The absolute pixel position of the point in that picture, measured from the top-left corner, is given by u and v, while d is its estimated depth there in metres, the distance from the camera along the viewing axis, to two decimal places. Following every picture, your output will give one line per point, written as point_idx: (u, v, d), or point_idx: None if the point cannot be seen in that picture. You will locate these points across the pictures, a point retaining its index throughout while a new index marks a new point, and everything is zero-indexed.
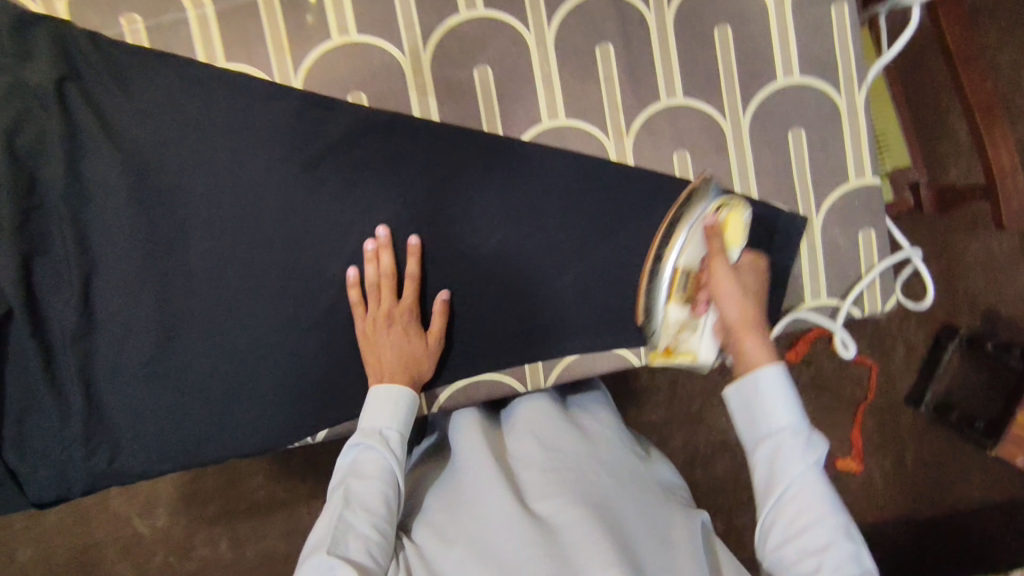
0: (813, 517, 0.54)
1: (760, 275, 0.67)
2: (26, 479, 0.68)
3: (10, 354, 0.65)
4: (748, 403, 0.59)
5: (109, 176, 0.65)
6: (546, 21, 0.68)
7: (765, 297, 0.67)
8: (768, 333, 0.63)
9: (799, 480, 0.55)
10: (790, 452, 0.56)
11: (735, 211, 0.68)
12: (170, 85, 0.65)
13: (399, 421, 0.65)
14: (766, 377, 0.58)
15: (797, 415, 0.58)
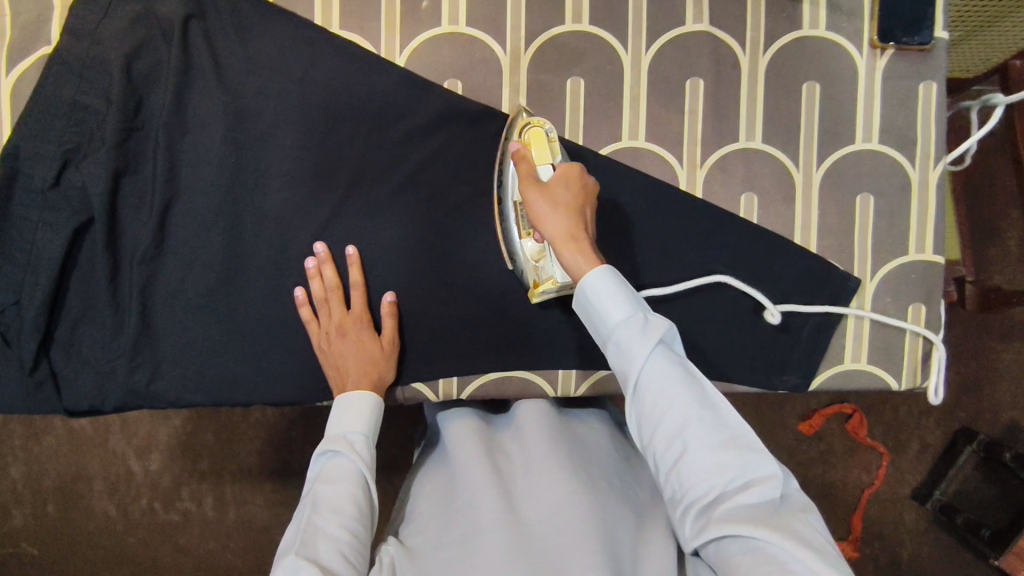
0: (666, 405, 0.53)
1: (574, 178, 0.61)
2: (63, 383, 0.69)
3: (83, 260, 0.68)
4: (586, 304, 0.57)
5: (209, 112, 0.68)
6: (644, 46, 0.70)
7: (587, 201, 0.61)
8: (589, 236, 0.59)
9: (649, 369, 0.54)
10: (632, 340, 0.55)
11: (538, 130, 0.65)
12: (284, 40, 0.68)
13: (363, 425, 0.65)
14: (591, 282, 0.56)
15: (633, 304, 0.56)
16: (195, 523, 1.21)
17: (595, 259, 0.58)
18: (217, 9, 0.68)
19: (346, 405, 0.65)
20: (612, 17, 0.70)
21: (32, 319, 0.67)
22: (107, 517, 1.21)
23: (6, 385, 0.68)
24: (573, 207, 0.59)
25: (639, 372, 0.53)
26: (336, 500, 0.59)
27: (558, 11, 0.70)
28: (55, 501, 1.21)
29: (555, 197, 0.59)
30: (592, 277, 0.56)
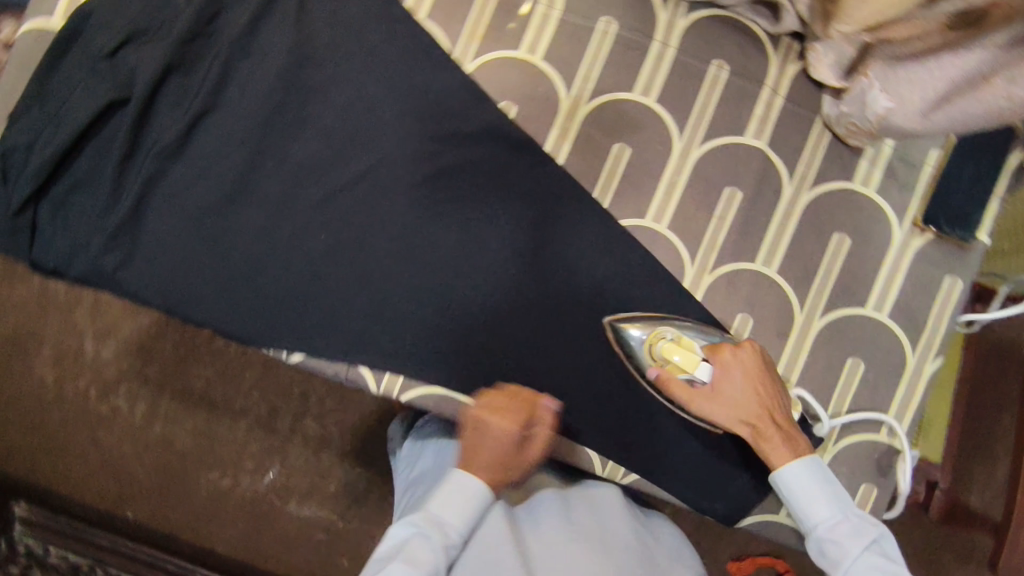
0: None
1: (729, 367, 0.66)
2: (37, 240, 0.69)
3: (104, 131, 0.68)
4: (789, 499, 0.67)
5: (275, 46, 0.70)
6: (699, 141, 0.71)
7: (760, 369, 0.67)
8: (774, 410, 0.67)
9: (854, 556, 0.63)
10: (845, 534, 0.64)
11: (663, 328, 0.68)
12: (371, 10, 0.71)
13: (462, 516, 0.66)
14: (796, 477, 0.65)
15: (835, 505, 0.65)
16: (119, 423, 1.22)
17: (779, 445, 0.66)
18: None
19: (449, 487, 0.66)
20: (678, 103, 0.71)
21: (32, 169, 0.67)
22: (41, 383, 1.22)
23: None
24: (762, 400, 0.66)
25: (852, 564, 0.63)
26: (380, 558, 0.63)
27: (631, 79, 0.71)
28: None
29: (726, 403, 0.67)
30: (799, 464, 0.66)
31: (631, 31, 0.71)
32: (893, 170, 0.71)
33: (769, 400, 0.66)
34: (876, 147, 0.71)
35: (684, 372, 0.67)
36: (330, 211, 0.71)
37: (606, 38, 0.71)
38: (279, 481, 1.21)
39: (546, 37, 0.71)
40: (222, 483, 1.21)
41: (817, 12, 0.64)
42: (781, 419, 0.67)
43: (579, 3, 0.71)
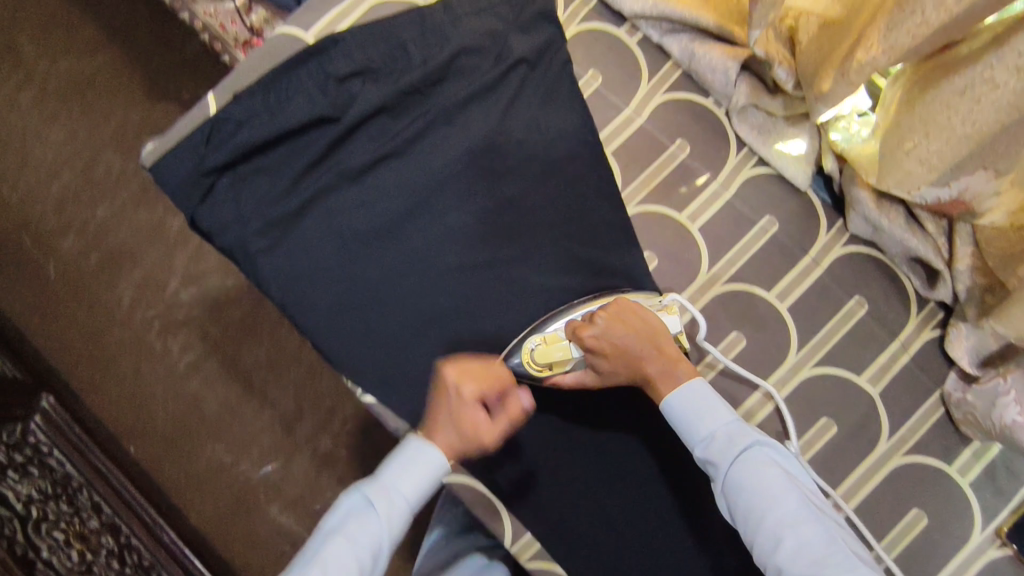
0: (758, 490, 0.58)
1: (585, 347, 0.65)
2: (207, 202, 0.75)
3: (303, 137, 0.76)
4: (675, 425, 0.64)
5: (473, 127, 0.76)
6: (813, 361, 0.72)
7: (615, 328, 0.65)
8: (615, 335, 0.65)
9: (735, 471, 0.60)
10: (721, 448, 0.61)
11: (534, 344, 0.68)
12: (568, 127, 0.76)
13: (419, 493, 0.58)
14: (676, 405, 0.63)
15: (716, 424, 0.62)
16: (169, 364, 1.28)
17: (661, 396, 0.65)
18: (544, 70, 0.76)
19: (405, 453, 0.59)
20: (809, 319, 0.72)
21: (235, 144, 0.73)
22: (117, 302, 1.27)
23: (175, 168, 0.74)
24: (629, 344, 0.65)
25: (734, 475, 0.59)
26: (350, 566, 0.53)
27: (773, 280, 0.73)
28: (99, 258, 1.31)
29: (615, 374, 0.66)
30: (679, 389, 0.64)
31: (790, 238, 0.73)
32: (994, 471, 0.70)
33: (642, 339, 0.65)
34: (983, 444, 0.70)
35: (568, 361, 0.68)
36: (456, 283, 0.74)
37: (764, 235, 0.74)
38: (274, 479, 1.24)
39: (709, 211, 0.74)
40: (224, 460, 1.24)
41: (975, 299, 0.66)
42: (664, 359, 0.65)
43: (752, 195, 0.74)
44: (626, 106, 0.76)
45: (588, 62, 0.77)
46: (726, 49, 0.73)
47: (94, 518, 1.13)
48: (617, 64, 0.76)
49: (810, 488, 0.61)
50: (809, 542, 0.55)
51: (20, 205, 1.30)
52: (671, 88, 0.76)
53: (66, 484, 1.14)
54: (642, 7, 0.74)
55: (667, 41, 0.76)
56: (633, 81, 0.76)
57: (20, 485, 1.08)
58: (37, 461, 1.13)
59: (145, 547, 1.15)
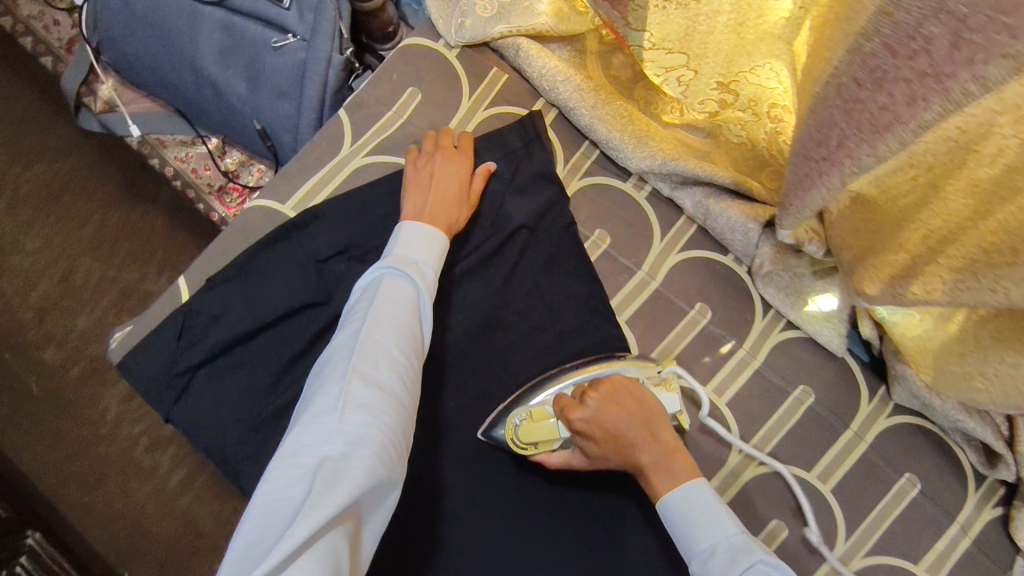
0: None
1: (578, 427, 0.57)
2: (181, 402, 0.68)
3: (286, 324, 0.69)
4: (673, 535, 0.55)
5: (471, 304, 0.67)
6: (865, 549, 0.64)
7: (608, 408, 0.58)
8: (607, 420, 0.57)
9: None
10: (719, 563, 0.51)
11: (523, 421, 0.61)
12: (576, 295, 0.68)
13: (433, 260, 0.61)
14: (672, 503, 0.54)
15: (717, 532, 0.52)
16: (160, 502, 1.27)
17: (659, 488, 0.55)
18: (546, 235, 0.69)
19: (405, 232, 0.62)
20: (855, 503, 0.65)
21: (212, 338, 0.68)
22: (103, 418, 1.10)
23: (151, 368, 0.68)
24: (623, 429, 0.57)
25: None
26: (390, 354, 0.52)
27: (812, 458, 0.66)
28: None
29: (605, 461, 0.58)
30: (678, 489, 0.54)
31: (828, 410, 0.67)
32: None
33: (638, 424, 0.57)
34: None
35: (554, 441, 0.61)
36: None
37: (798, 407, 0.67)
38: None
39: (736, 383, 0.68)
40: None
41: None
42: (663, 447, 0.57)
43: (782, 363, 0.68)
44: (638, 269, 0.70)
45: (594, 220, 0.70)
46: (743, 207, 0.66)
47: None
48: (626, 223, 0.70)
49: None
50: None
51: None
52: (686, 247, 0.70)
53: None
54: (650, 163, 0.67)
55: (679, 195, 0.69)
56: (645, 241, 0.70)
57: None
58: None
59: None
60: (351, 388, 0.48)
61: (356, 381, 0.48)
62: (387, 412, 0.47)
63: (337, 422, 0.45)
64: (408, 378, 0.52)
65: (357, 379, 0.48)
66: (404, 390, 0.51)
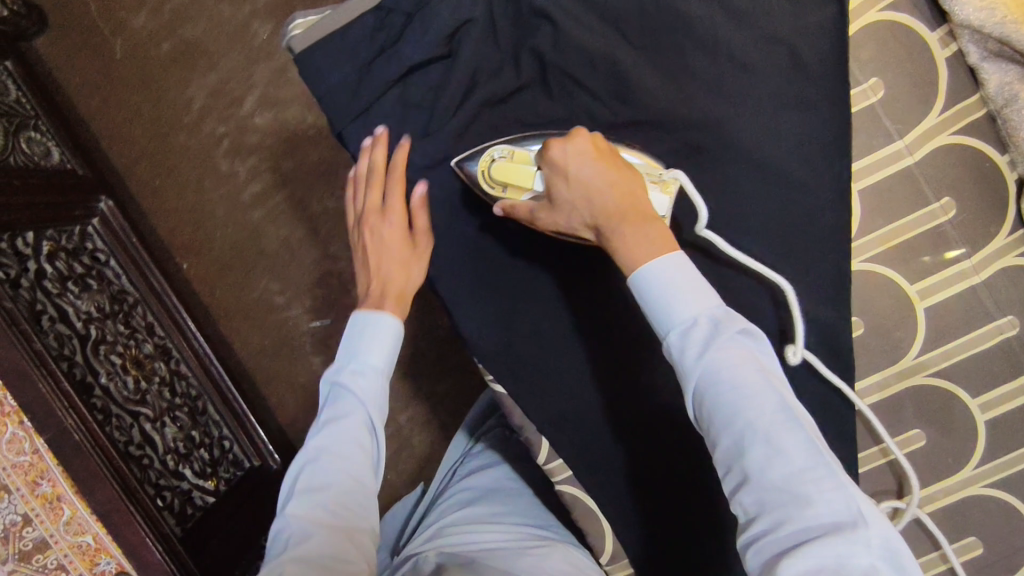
0: (730, 384, 0.47)
1: (551, 174, 0.55)
2: (359, 123, 0.63)
3: (495, 72, 0.61)
4: (646, 306, 0.52)
5: (695, 113, 0.61)
6: (988, 479, 0.65)
7: (584, 159, 0.53)
8: (579, 170, 0.53)
9: (708, 366, 0.48)
10: (695, 341, 0.50)
11: (507, 158, 0.59)
12: (819, 139, 0.61)
13: (380, 357, 0.65)
14: (649, 273, 0.51)
15: (695, 305, 0.50)
16: (239, 185, 1.45)
17: (631, 260, 0.52)
18: (811, 69, 0.60)
19: (354, 329, 0.65)
20: (1005, 439, 0.64)
21: (413, 53, 0.60)
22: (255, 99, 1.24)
23: (334, 74, 0.61)
24: (594, 183, 0.53)
25: (704, 365, 0.48)
26: (336, 483, 0.59)
27: (983, 386, 0.64)
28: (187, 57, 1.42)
29: (569, 210, 0.55)
30: (652, 263, 0.51)
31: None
32: None
33: (612, 173, 0.53)
34: None
35: (525, 192, 0.59)
36: (623, 293, 0.66)
37: (997, 336, 0.63)
38: (322, 333, 1.48)
39: (949, 292, 0.62)
40: (276, 299, 1.48)
41: None
42: (635, 205, 0.53)
43: (1004, 287, 0.62)
44: (900, 138, 0.61)
45: (870, 66, 0.60)
46: None
47: (147, 342, 1.25)
48: (912, 81, 0.59)
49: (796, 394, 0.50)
50: (786, 455, 0.45)
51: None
52: (964, 129, 0.60)
53: (123, 300, 1.26)
54: (984, 16, 0.55)
55: (986, 68, 0.58)
56: (922, 109, 0.60)
57: (81, 300, 1.15)
58: (96, 272, 1.22)
59: (192, 376, 1.31)
60: (294, 524, 0.57)
61: (298, 513, 0.58)
62: (332, 536, 0.57)
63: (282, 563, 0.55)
64: (354, 503, 0.60)
65: (295, 516, 0.58)
66: (339, 512, 0.59)
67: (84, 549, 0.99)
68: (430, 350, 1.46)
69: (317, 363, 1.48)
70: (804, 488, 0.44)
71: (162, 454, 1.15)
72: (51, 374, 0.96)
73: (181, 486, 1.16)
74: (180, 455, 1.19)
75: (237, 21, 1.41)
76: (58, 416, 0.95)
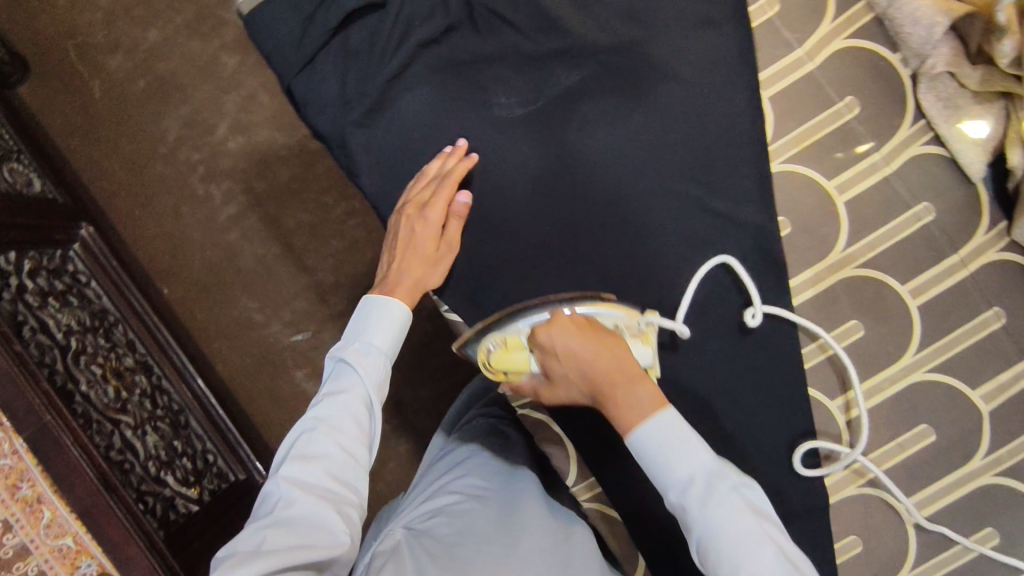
0: (729, 538, 0.53)
1: (543, 361, 0.59)
2: (304, 74, 0.67)
3: (428, 15, 0.67)
4: (643, 465, 0.57)
5: (614, 39, 0.67)
6: (929, 365, 0.68)
7: (563, 346, 0.58)
8: (569, 360, 0.58)
9: (710, 522, 0.54)
10: (694, 500, 0.55)
11: (500, 346, 0.63)
12: (729, 52, 0.67)
13: (385, 341, 0.67)
14: (639, 440, 0.56)
15: (695, 470, 0.55)
16: (215, 209, 1.50)
17: (628, 432, 0.56)
18: None
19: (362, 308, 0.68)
20: (938, 323, 0.67)
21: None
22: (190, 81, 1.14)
23: (282, 26, 0.66)
24: (577, 351, 0.57)
25: (709, 524, 0.53)
26: (330, 453, 0.61)
27: (910, 272, 0.67)
28: (157, 90, 1.50)
29: (567, 385, 0.59)
30: (645, 426, 0.55)
31: (942, 232, 0.67)
32: None
33: (597, 347, 0.57)
34: None
35: (525, 372, 0.62)
36: (566, 214, 0.69)
37: (915, 223, 0.67)
38: (302, 346, 1.50)
39: (865, 184, 0.67)
40: (255, 316, 1.50)
41: None
42: (620, 369, 0.57)
43: (914, 175, 0.67)
44: (798, 46, 0.67)
45: None
46: None
47: (128, 356, 1.27)
48: None
49: (792, 538, 0.56)
50: None
51: (85, 27, 1.50)
52: (857, 33, 0.67)
53: (104, 317, 1.28)
54: None
55: None
56: (814, 17, 0.67)
57: (62, 314, 1.18)
58: (77, 290, 1.25)
59: (173, 389, 1.33)
60: (282, 491, 0.58)
61: (285, 478, 0.59)
62: (323, 506, 0.58)
63: (264, 530, 0.56)
64: (349, 474, 0.61)
65: (284, 480, 0.59)
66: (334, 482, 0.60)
67: (64, 553, 0.98)
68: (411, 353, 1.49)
69: (300, 375, 1.50)
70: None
71: (144, 461, 1.16)
72: (31, 374, 0.98)
73: (164, 493, 1.17)
74: (162, 462, 1.20)
75: (207, 55, 1.49)
76: (38, 414, 0.96)
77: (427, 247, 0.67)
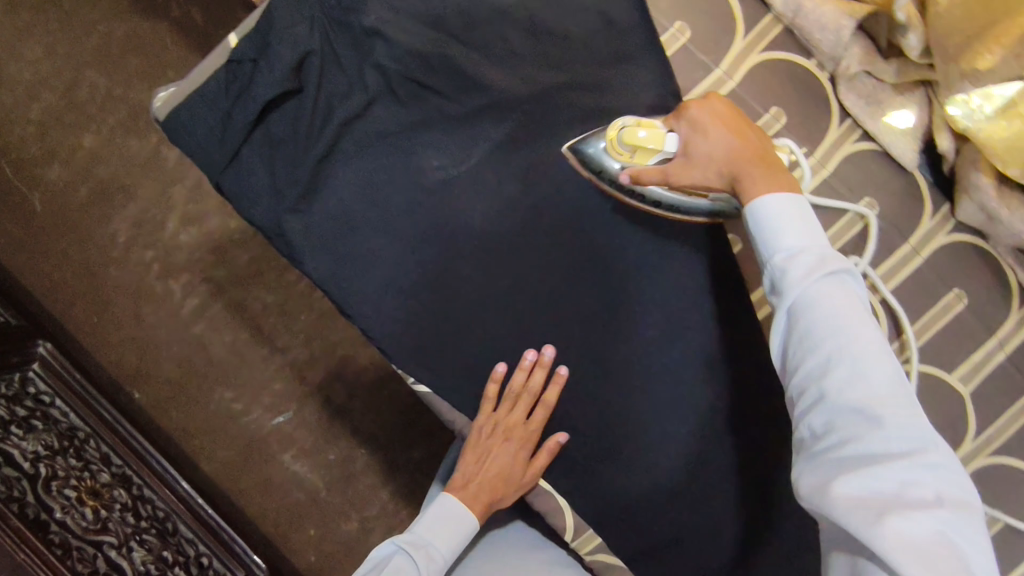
0: (829, 311, 0.52)
1: (696, 122, 0.62)
2: (231, 169, 0.66)
3: (346, 92, 0.66)
4: (757, 230, 0.58)
5: (538, 88, 0.67)
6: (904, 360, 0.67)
7: (708, 118, 0.61)
8: (711, 128, 0.61)
9: (812, 292, 0.53)
10: (801, 267, 0.55)
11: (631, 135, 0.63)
12: (650, 84, 0.68)
13: (448, 545, 0.72)
14: (769, 202, 0.57)
15: (807, 238, 0.56)
16: (175, 302, 1.47)
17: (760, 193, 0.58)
18: (622, 26, 0.68)
19: (429, 515, 0.74)
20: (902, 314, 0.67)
21: (264, 90, 0.63)
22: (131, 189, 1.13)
23: (200, 123, 0.65)
24: (713, 130, 0.61)
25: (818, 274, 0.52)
26: None
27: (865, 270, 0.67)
28: (100, 192, 1.48)
29: (702, 169, 0.62)
30: (766, 198, 0.57)
31: (889, 224, 0.67)
32: None
33: (737, 135, 0.61)
34: None
35: (656, 154, 0.64)
36: (519, 265, 0.68)
37: (862, 219, 0.67)
38: (285, 428, 1.47)
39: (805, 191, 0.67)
40: (233, 405, 1.46)
41: None
42: (756, 149, 0.61)
43: (850, 174, 0.67)
44: (715, 67, 0.68)
45: (671, 17, 0.69)
46: (840, 3, 0.64)
47: (103, 472, 1.22)
48: (710, 14, 0.68)
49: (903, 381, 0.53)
50: (886, 429, 0.48)
51: (17, 143, 1.48)
52: (768, 47, 0.68)
53: (74, 435, 1.24)
54: None
55: None
56: (726, 37, 0.68)
57: (27, 442, 1.14)
58: (41, 412, 1.21)
59: (157, 497, 1.27)
60: None
61: None
62: None
63: None
64: None
65: None
66: None
67: None
68: (396, 415, 1.48)
69: (288, 458, 1.47)
70: (885, 408, 0.48)
71: None
72: None
73: None
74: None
75: (146, 151, 1.48)
76: (9, 554, 0.92)
77: (521, 471, 0.74)
